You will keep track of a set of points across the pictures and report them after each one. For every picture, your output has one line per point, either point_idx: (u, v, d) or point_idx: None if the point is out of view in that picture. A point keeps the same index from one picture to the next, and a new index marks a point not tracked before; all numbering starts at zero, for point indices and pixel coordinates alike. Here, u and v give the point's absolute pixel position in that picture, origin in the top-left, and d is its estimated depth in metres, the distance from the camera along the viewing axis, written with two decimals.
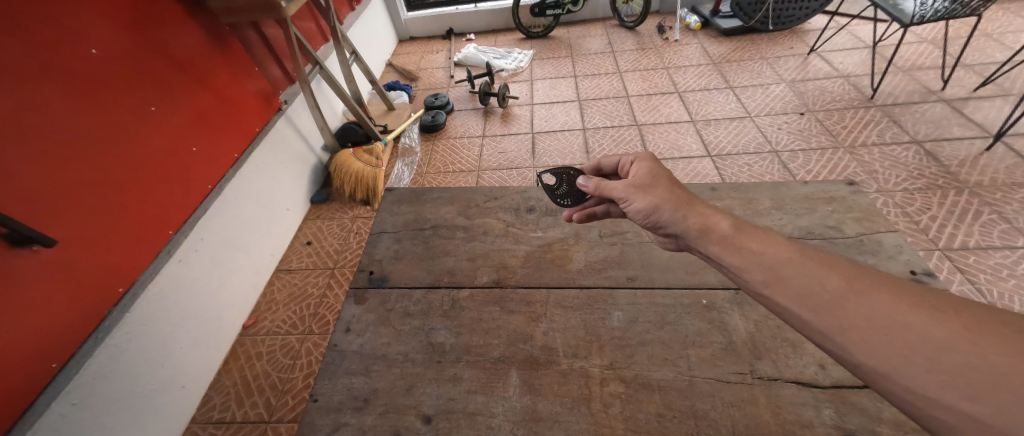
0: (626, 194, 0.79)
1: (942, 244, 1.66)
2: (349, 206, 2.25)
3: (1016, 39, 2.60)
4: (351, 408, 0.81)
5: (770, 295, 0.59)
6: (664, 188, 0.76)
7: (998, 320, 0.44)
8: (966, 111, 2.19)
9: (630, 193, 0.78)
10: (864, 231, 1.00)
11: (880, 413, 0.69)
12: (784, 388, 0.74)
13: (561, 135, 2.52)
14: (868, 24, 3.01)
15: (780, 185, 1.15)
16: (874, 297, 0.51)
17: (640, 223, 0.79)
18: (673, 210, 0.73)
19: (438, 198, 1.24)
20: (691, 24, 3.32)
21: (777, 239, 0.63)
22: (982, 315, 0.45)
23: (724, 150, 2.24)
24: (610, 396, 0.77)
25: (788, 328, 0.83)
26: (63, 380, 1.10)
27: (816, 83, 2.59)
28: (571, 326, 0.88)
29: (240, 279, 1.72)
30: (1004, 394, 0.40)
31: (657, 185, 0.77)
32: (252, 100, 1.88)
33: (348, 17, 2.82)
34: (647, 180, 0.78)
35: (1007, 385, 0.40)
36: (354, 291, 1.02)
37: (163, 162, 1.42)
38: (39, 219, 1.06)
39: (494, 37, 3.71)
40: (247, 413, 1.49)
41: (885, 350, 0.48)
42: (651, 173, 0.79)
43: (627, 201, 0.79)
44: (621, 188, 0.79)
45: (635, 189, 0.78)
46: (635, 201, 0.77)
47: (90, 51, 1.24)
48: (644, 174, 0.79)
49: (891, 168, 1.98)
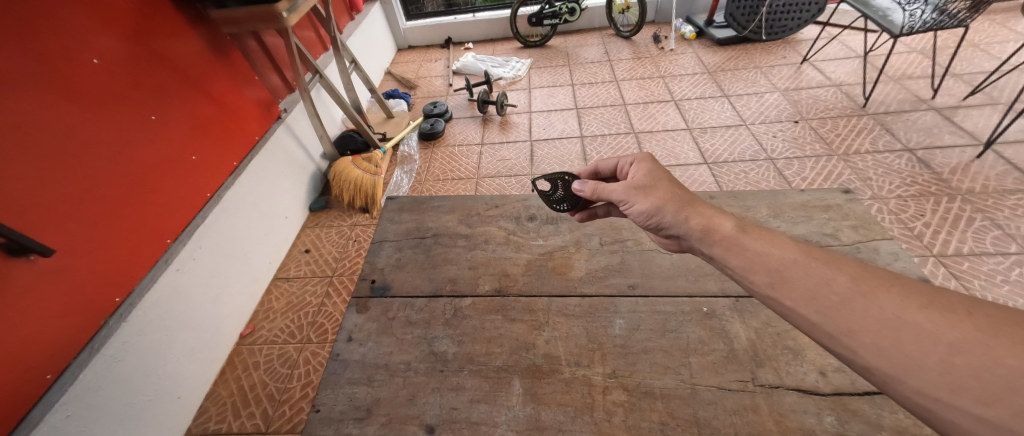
0: (626, 196, 0.79)
1: (936, 251, 1.68)
2: (349, 214, 2.25)
3: (1004, 49, 2.66)
4: (353, 418, 0.80)
5: (777, 296, 0.60)
6: (664, 190, 0.77)
7: (1011, 322, 0.45)
8: (956, 119, 2.23)
9: (630, 195, 0.79)
10: (861, 239, 1.01)
11: (880, 420, 0.70)
12: (786, 395, 0.75)
13: (558, 143, 2.54)
14: (859, 35, 3.07)
15: (778, 193, 1.17)
16: (883, 299, 0.52)
17: (641, 225, 0.80)
18: (675, 212, 0.73)
19: (438, 206, 1.25)
20: (686, 34, 3.39)
21: (779, 240, 0.64)
22: (994, 316, 0.46)
23: (721, 157, 2.27)
24: (612, 404, 0.77)
25: (788, 335, 0.84)
26: (57, 392, 1.08)
27: (809, 91, 2.63)
28: (573, 335, 0.88)
29: (238, 289, 1.72)
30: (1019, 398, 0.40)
31: (658, 187, 0.78)
32: (252, 108, 1.89)
33: (348, 26, 2.86)
34: (647, 182, 0.79)
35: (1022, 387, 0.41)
36: (355, 300, 1.01)
37: (162, 170, 1.42)
38: (35, 229, 1.06)
39: (491, 46, 3.75)
40: (243, 423, 1.48)
41: (895, 353, 0.49)
42: (650, 176, 0.80)
43: (628, 203, 0.80)
44: (621, 190, 0.80)
45: (635, 191, 0.78)
46: (636, 204, 0.78)
47: (91, 60, 1.24)
48: (643, 175, 0.80)
49: (885, 175, 2.01)
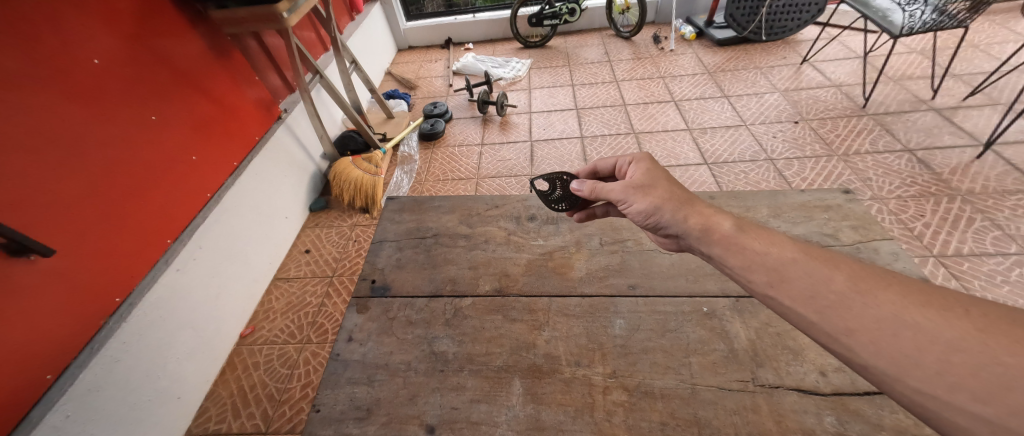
0: (625, 196, 0.79)
1: (936, 251, 1.69)
2: (349, 214, 2.25)
3: (1003, 49, 2.67)
4: (354, 418, 0.80)
5: (775, 295, 0.60)
6: (663, 189, 0.77)
7: (1009, 320, 0.45)
8: (956, 119, 2.24)
9: (629, 194, 0.79)
10: (861, 239, 1.01)
11: (880, 420, 0.70)
12: (786, 395, 0.75)
13: (559, 143, 2.54)
14: (859, 35, 3.08)
15: (778, 193, 1.17)
16: (881, 297, 0.52)
17: (640, 224, 0.80)
18: (674, 211, 0.74)
19: (439, 206, 1.25)
20: (686, 35, 3.39)
21: (778, 239, 0.64)
22: (992, 315, 0.46)
23: (721, 157, 2.27)
24: (613, 404, 0.77)
25: (788, 335, 0.84)
26: (57, 392, 1.08)
27: (809, 92, 2.63)
28: (573, 335, 0.88)
29: (238, 290, 1.72)
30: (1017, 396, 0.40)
31: (656, 186, 0.77)
32: (252, 108, 1.89)
33: (348, 27, 2.86)
34: (645, 181, 0.79)
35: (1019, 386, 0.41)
36: (355, 300, 1.01)
37: (162, 171, 1.42)
38: (35, 229, 1.06)
39: (491, 46, 3.75)
40: (243, 424, 1.48)
41: (894, 352, 0.49)
42: (648, 175, 0.80)
43: (626, 203, 0.80)
44: (619, 190, 0.80)
45: (634, 190, 0.78)
46: (635, 203, 0.78)
47: (92, 60, 1.24)
48: (642, 175, 0.80)
49: (885, 175, 2.01)
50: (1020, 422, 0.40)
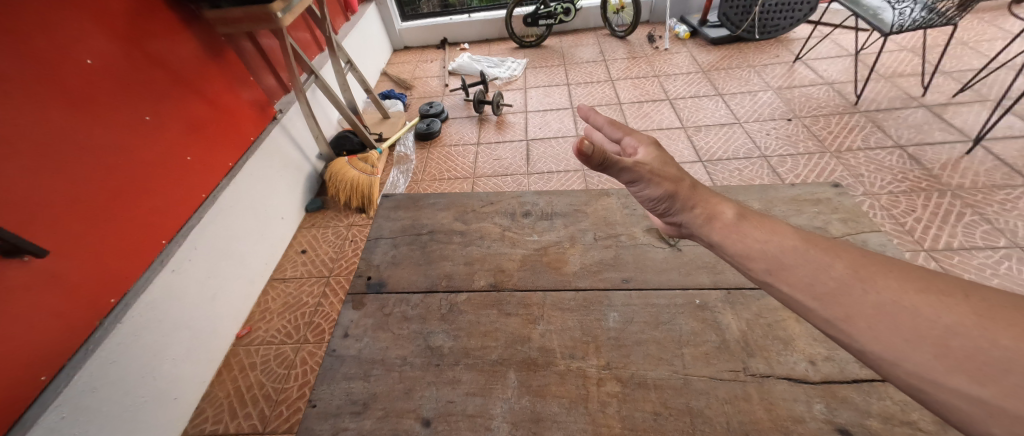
0: (640, 179, 0.69)
1: (927, 245, 1.71)
2: (345, 214, 2.25)
3: (992, 47, 2.70)
4: (350, 412, 0.81)
5: (775, 282, 0.62)
6: (674, 174, 0.72)
7: (1008, 306, 0.47)
8: (946, 116, 2.26)
9: (644, 178, 0.69)
10: (850, 232, 1.03)
11: (869, 407, 0.71)
12: (776, 384, 0.76)
13: (554, 142, 2.55)
14: (850, 33, 3.12)
15: (768, 188, 1.18)
16: (882, 284, 0.54)
17: (647, 207, 0.75)
18: (685, 198, 0.71)
19: (434, 203, 1.26)
20: (680, 34, 3.41)
21: (778, 227, 0.66)
22: (992, 301, 0.48)
23: (715, 155, 2.29)
24: (607, 396, 0.78)
25: (779, 326, 0.85)
26: (52, 393, 1.08)
27: (802, 89, 2.66)
28: (567, 328, 0.89)
29: (234, 290, 1.72)
30: (1016, 378, 0.42)
31: (669, 172, 0.72)
32: (247, 108, 1.89)
33: (343, 27, 2.87)
34: (659, 166, 0.72)
35: (1017, 368, 0.43)
36: (351, 297, 1.02)
37: (157, 171, 1.42)
38: (27, 230, 1.05)
39: (487, 46, 3.76)
40: (240, 424, 1.47)
41: (890, 337, 0.51)
42: (660, 161, 0.73)
43: (640, 186, 0.71)
44: (636, 172, 0.69)
45: (650, 175, 0.69)
46: (648, 189, 0.70)
47: (84, 61, 1.24)
48: (655, 160, 0.73)
49: (876, 171, 2.03)
50: (1017, 403, 0.42)
